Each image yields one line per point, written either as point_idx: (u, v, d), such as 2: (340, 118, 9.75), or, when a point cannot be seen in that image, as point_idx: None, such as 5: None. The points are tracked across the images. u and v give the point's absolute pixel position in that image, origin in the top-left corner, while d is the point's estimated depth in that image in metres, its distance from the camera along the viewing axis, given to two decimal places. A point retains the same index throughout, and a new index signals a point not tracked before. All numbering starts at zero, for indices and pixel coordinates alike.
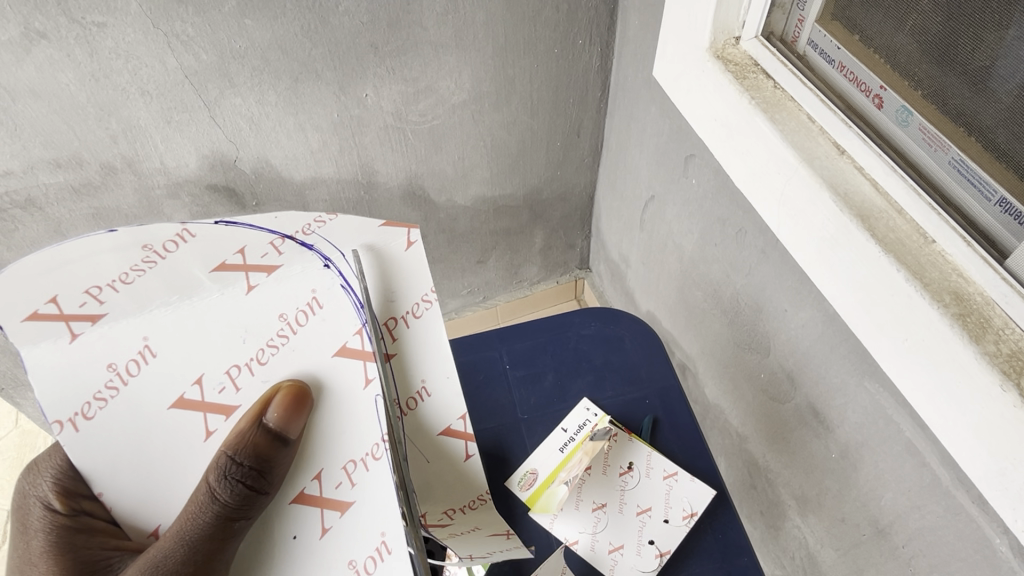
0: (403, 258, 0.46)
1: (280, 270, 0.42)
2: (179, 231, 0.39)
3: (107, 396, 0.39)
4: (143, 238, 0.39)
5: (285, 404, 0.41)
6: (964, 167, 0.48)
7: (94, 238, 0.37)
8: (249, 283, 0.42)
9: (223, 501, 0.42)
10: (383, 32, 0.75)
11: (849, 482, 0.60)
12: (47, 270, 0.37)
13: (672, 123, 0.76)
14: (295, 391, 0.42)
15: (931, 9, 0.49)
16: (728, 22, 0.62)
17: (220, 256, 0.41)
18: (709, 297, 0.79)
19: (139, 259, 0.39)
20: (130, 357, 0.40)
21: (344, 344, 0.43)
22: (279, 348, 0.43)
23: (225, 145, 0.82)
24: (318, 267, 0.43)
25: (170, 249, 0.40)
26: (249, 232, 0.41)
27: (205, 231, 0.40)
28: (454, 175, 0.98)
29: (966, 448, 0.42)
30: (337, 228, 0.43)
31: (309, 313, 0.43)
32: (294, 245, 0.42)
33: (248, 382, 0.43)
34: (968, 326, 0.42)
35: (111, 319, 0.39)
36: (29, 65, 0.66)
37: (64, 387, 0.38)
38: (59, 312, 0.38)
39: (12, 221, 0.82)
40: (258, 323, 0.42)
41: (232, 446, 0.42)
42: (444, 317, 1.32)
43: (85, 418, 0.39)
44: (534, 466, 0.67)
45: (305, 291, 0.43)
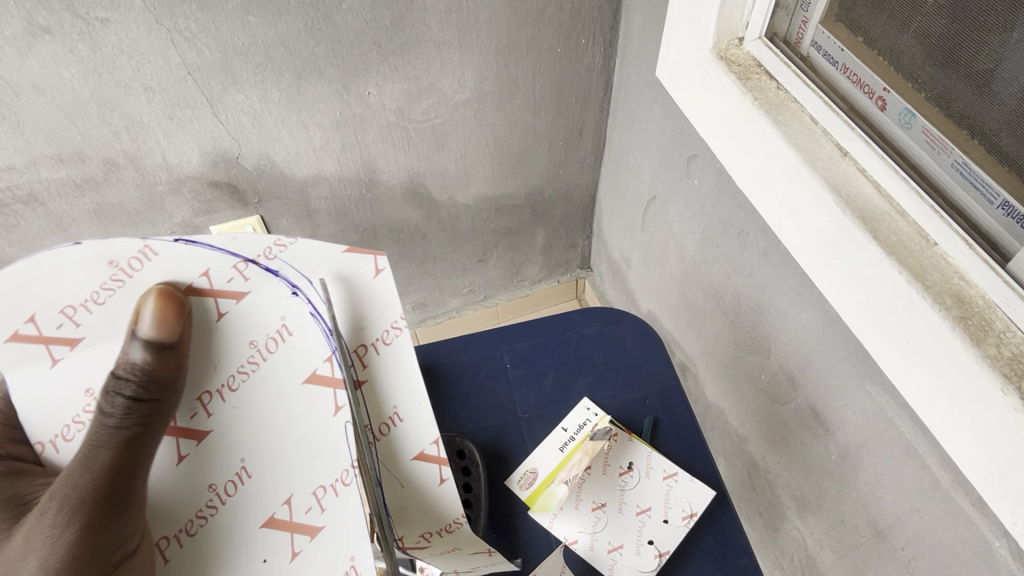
0: (370, 286, 0.42)
1: (248, 296, 0.40)
2: (141, 248, 0.36)
3: (85, 419, 0.39)
4: (108, 252, 0.36)
5: (161, 309, 0.38)
6: (967, 170, 0.48)
7: (60, 251, 0.34)
8: (218, 310, 0.40)
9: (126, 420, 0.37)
10: (386, 30, 0.75)
11: (849, 484, 0.60)
12: (20, 286, 0.35)
13: (674, 124, 0.76)
14: (171, 296, 0.38)
15: (935, 11, 0.49)
16: (732, 22, 0.62)
17: (182, 276, 0.39)
18: (710, 298, 0.79)
19: (108, 276, 0.36)
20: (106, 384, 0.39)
21: (314, 371, 0.41)
22: (249, 375, 0.41)
23: (228, 141, 0.82)
24: (286, 294, 0.40)
25: (135, 266, 0.37)
26: (208, 251, 0.38)
27: (167, 249, 0.37)
28: (456, 173, 0.98)
29: (966, 451, 0.42)
30: (308, 253, 0.40)
31: (278, 340, 0.41)
32: (259, 270, 0.39)
33: (218, 409, 0.40)
34: (970, 329, 0.42)
35: (88, 344, 0.38)
36: (33, 60, 0.66)
37: (47, 408, 0.38)
38: (36, 332, 0.36)
39: (14, 216, 0.82)
40: (225, 350, 0.40)
41: (115, 370, 0.38)
42: (445, 316, 1.32)
43: (64, 439, 0.40)
44: (534, 465, 0.67)
45: (274, 318, 0.41)
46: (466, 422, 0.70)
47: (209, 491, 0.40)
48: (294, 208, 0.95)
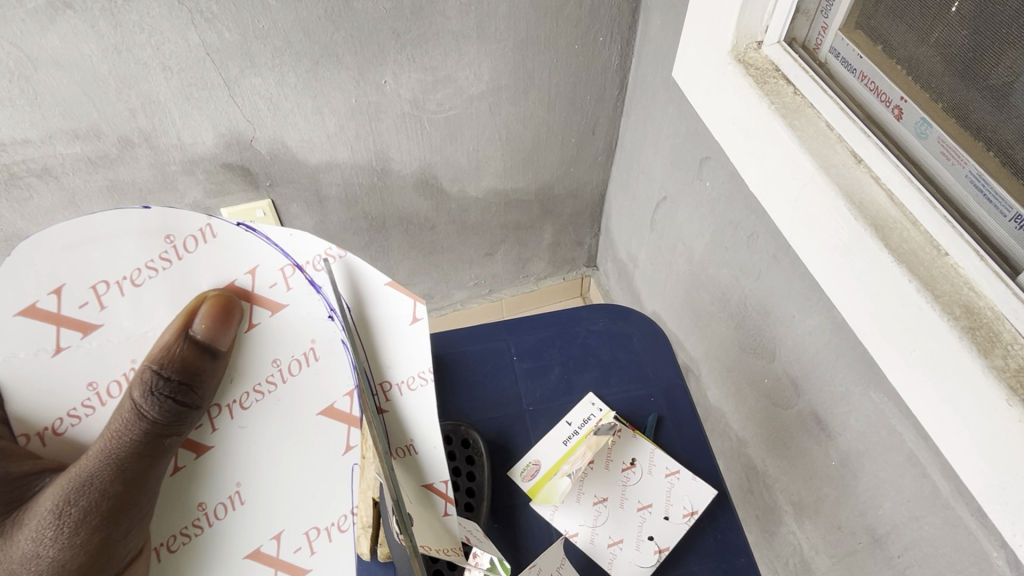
0: (405, 330, 0.38)
1: (285, 309, 0.36)
2: (202, 227, 0.34)
3: (82, 414, 0.35)
4: (167, 227, 0.34)
5: (215, 313, 0.35)
6: (981, 181, 0.48)
7: (125, 214, 0.33)
8: (250, 320, 0.36)
9: (155, 421, 0.35)
10: (405, 19, 0.76)
11: (848, 491, 0.60)
12: (69, 247, 0.32)
13: (689, 125, 0.76)
14: (225, 299, 0.35)
15: (957, 22, 0.49)
16: (751, 25, 0.62)
17: (230, 275, 0.36)
18: (717, 300, 0.80)
19: (158, 253, 0.34)
20: (113, 379, 0.35)
21: (331, 405, 0.37)
22: (264, 396, 0.36)
23: (243, 124, 0.82)
24: (323, 317, 0.36)
25: (190, 248, 0.35)
26: (264, 246, 0.35)
27: (226, 233, 0.35)
28: (468, 166, 0.99)
29: (967, 461, 0.43)
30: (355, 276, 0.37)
31: (302, 364, 0.36)
32: (304, 280, 0.36)
33: (225, 425, 0.36)
34: (978, 340, 0.42)
35: (103, 332, 0.34)
36: (53, 35, 0.66)
37: (43, 397, 0.34)
38: (55, 308, 0.32)
39: (27, 189, 0.82)
40: (247, 364, 0.36)
41: (158, 359, 0.35)
42: (449, 308, 1.32)
43: (54, 433, 0.35)
44: (537, 457, 0.67)
45: (304, 339, 0.36)
46: (471, 412, 0.70)
47: (197, 509, 0.37)
48: (305, 193, 0.95)
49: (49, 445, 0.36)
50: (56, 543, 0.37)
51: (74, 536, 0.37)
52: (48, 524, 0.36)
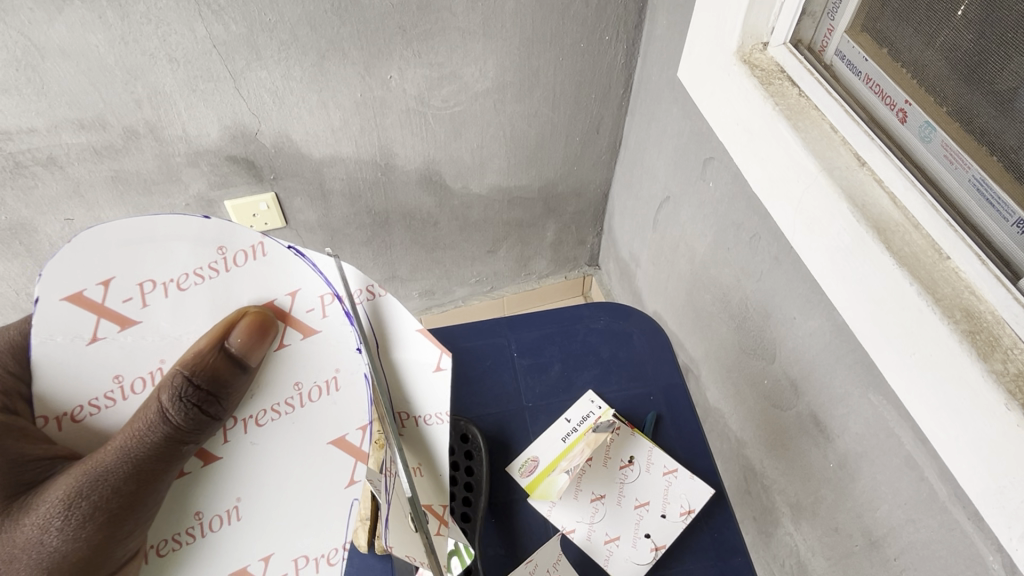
0: (429, 375, 0.39)
1: (317, 335, 0.36)
2: (254, 244, 0.34)
3: (102, 405, 0.35)
4: (222, 238, 0.34)
5: (252, 330, 0.34)
6: (984, 186, 0.48)
7: (187, 218, 0.33)
8: (281, 340, 0.36)
9: (176, 427, 0.35)
10: (412, 15, 0.76)
11: (846, 493, 0.60)
12: (125, 241, 0.33)
13: (693, 125, 0.76)
14: (263, 317, 0.35)
15: (963, 26, 0.49)
16: (757, 26, 0.62)
17: (272, 294, 0.36)
18: (718, 301, 0.80)
19: (207, 262, 0.34)
20: (139, 375, 0.35)
21: (343, 436, 0.36)
22: (280, 416, 0.36)
23: (248, 117, 0.83)
24: (352, 348, 0.36)
25: (239, 262, 0.35)
26: (310, 272, 0.35)
27: (277, 253, 0.35)
28: (471, 162, 0.99)
29: (966, 465, 0.43)
30: (389, 318, 0.38)
31: (323, 391, 0.36)
32: (340, 311, 0.35)
33: (236, 438, 0.36)
34: (977, 344, 0.42)
35: (140, 329, 0.34)
36: (61, 24, 0.66)
37: (69, 382, 0.34)
38: (99, 299, 0.33)
39: (32, 178, 0.83)
40: (270, 383, 0.36)
41: (189, 364, 0.35)
42: (451, 304, 1.32)
43: (72, 419, 0.35)
44: (535, 454, 0.67)
45: (328, 367, 0.36)
46: (471, 407, 0.70)
47: (192, 517, 0.36)
48: (308, 186, 0.96)
49: (64, 430, 0.36)
50: (61, 534, 0.39)
51: (78, 530, 0.39)
52: (56, 514, 0.38)
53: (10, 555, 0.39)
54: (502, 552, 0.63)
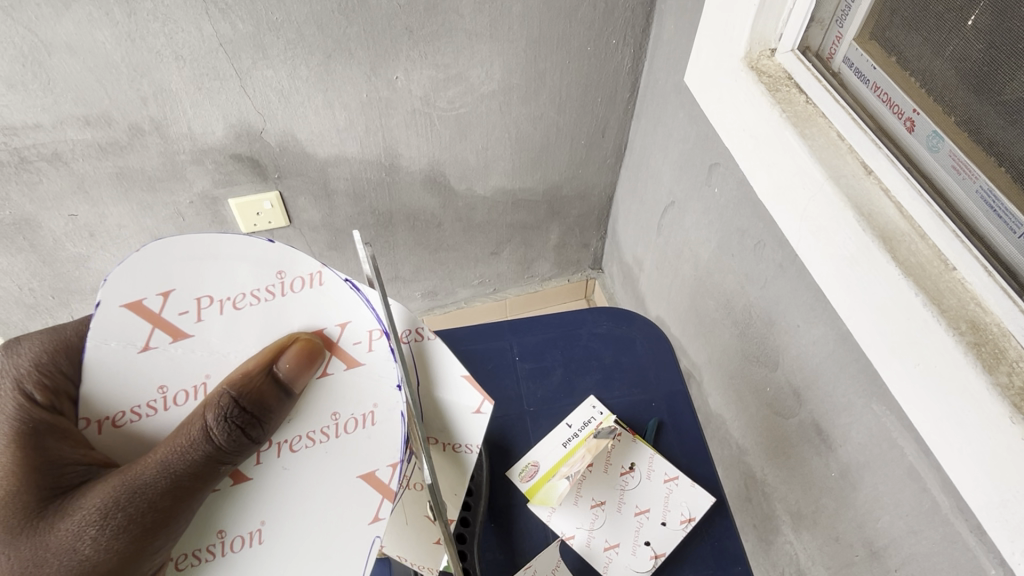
0: (466, 417, 0.45)
1: (360, 367, 0.40)
2: (313, 272, 0.40)
3: (143, 412, 0.39)
4: (282, 264, 0.40)
5: (300, 355, 0.39)
6: (992, 197, 0.48)
7: (253, 244, 0.39)
8: (325, 369, 0.40)
9: (217, 444, 0.38)
10: (418, 15, 0.76)
11: (847, 503, 0.60)
12: (191, 258, 0.39)
13: (699, 131, 0.76)
14: (313, 345, 0.40)
15: (972, 36, 0.49)
16: (765, 32, 0.62)
17: (322, 323, 0.41)
18: (721, 307, 0.79)
19: (266, 284, 0.40)
20: (183, 389, 0.39)
21: (372, 471, 0.39)
22: (314, 444, 0.39)
23: (253, 115, 0.83)
24: (391, 386, 0.39)
25: (295, 288, 0.40)
26: (362, 307, 0.40)
27: (332, 284, 0.40)
28: (476, 164, 0.99)
29: (969, 477, 0.42)
30: (437, 361, 0.44)
31: (359, 424, 0.39)
32: (384, 346, 0.40)
33: (269, 461, 0.40)
34: (982, 356, 0.42)
35: (192, 342, 0.39)
36: (68, 21, 0.67)
37: (117, 387, 0.38)
38: (157, 309, 0.38)
39: (36, 174, 0.83)
40: (311, 411, 0.40)
41: (237, 384, 0.39)
42: (453, 305, 1.32)
43: (112, 424, 0.39)
44: (535, 459, 0.66)
45: (367, 402, 0.40)
46: None
47: (215, 535, 0.39)
48: (312, 186, 0.95)
49: (103, 434, 0.39)
50: (93, 542, 0.40)
51: (110, 541, 0.40)
52: (89, 524, 0.40)
53: (41, 559, 0.40)
54: (502, 558, 0.62)
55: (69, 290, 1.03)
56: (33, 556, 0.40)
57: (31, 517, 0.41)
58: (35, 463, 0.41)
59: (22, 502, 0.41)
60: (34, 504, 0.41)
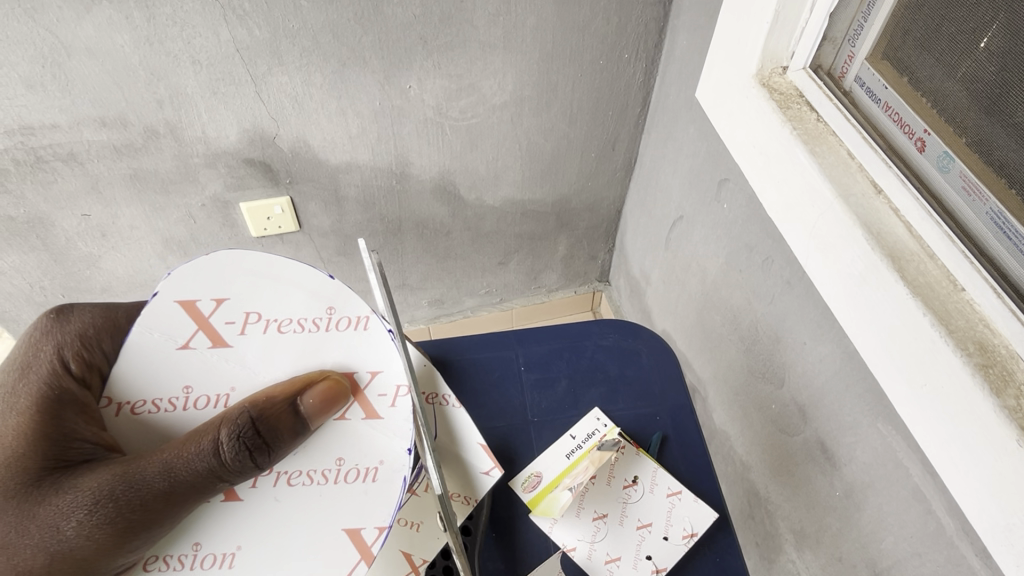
0: (476, 476, 0.56)
1: (377, 419, 0.44)
2: (362, 316, 0.45)
3: (162, 406, 0.44)
4: (335, 302, 0.45)
5: (326, 395, 0.43)
6: (1002, 219, 0.48)
7: (315, 276, 0.46)
8: (344, 413, 0.44)
9: (224, 460, 0.42)
10: (433, 26, 0.77)
11: (852, 522, 0.60)
12: (257, 277, 0.45)
13: (708, 146, 0.76)
14: (341, 389, 0.44)
15: (984, 58, 0.49)
16: (777, 50, 0.62)
17: (354, 367, 0.45)
18: (728, 322, 0.79)
19: (315, 316, 0.45)
20: (205, 394, 0.44)
21: (359, 528, 0.43)
22: (311, 483, 0.43)
23: (267, 121, 0.83)
24: (401, 448, 0.43)
25: (340, 326, 0.45)
26: (396, 360, 0.45)
27: (374, 330, 0.45)
28: (486, 174, 0.99)
29: (974, 500, 0.42)
30: (457, 422, 0.58)
31: (359, 477, 0.43)
32: (405, 404, 0.44)
33: (263, 487, 0.43)
34: (990, 378, 0.42)
35: (227, 351, 0.44)
36: (89, 24, 0.68)
37: (147, 378, 0.43)
38: (208, 314, 0.44)
39: (51, 173, 0.83)
40: (318, 451, 0.44)
41: (259, 408, 0.42)
42: (459, 314, 1.31)
43: (131, 410, 0.44)
44: (538, 469, 0.66)
45: (373, 458, 0.44)
46: (477, 420, 0.70)
47: (190, 546, 0.43)
48: (323, 192, 0.96)
49: (119, 417, 0.44)
50: (77, 526, 0.43)
51: (91, 529, 0.42)
52: (78, 507, 0.43)
53: (25, 527, 0.43)
54: (502, 568, 0.62)
55: (79, 288, 1.04)
56: (19, 522, 0.43)
57: (30, 484, 0.44)
58: (49, 432, 0.45)
59: (27, 466, 0.44)
60: (37, 471, 0.44)
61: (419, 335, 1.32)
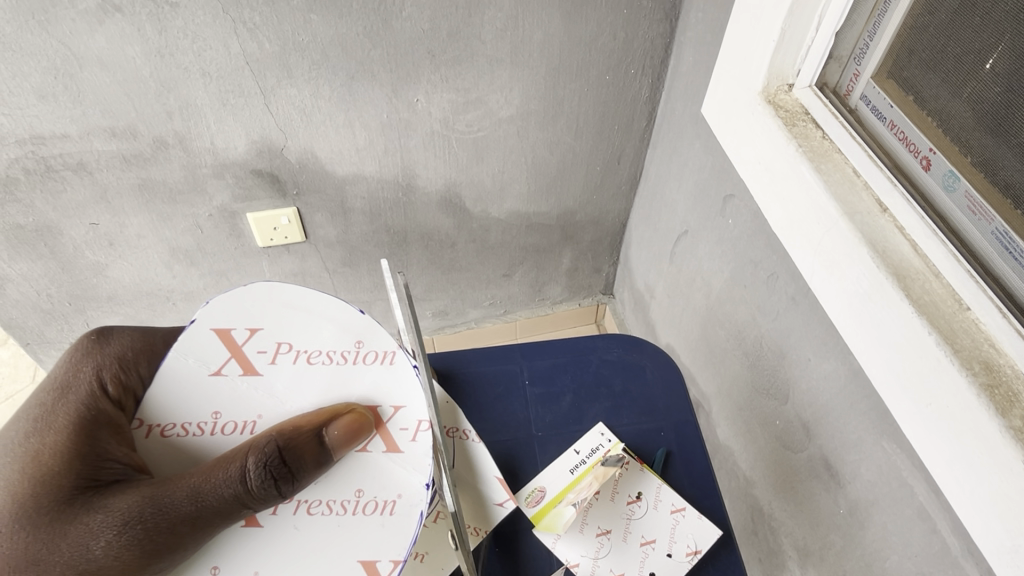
0: (492, 510, 0.56)
1: (397, 453, 0.44)
2: (388, 351, 0.46)
3: (190, 429, 0.44)
4: (365, 336, 0.46)
5: (349, 428, 0.43)
6: (1007, 239, 0.48)
7: (346, 310, 0.46)
8: (365, 445, 0.44)
9: (250, 486, 0.42)
10: (441, 41, 0.77)
11: (856, 541, 0.59)
12: (290, 307, 0.46)
13: (714, 162, 0.77)
14: (363, 422, 0.43)
15: (989, 80, 0.50)
16: (783, 67, 0.63)
17: (378, 401, 0.45)
18: (732, 338, 0.79)
19: (344, 348, 0.45)
20: (233, 420, 0.44)
21: (373, 561, 0.42)
22: (330, 513, 0.43)
23: (275, 133, 0.84)
24: (420, 482, 0.43)
25: (367, 360, 0.46)
26: (420, 398, 0.45)
27: (401, 366, 0.46)
28: (492, 187, 0.99)
29: (979, 520, 0.42)
30: (474, 457, 0.57)
31: (376, 509, 0.43)
32: (426, 440, 0.44)
33: (283, 515, 0.43)
34: (996, 398, 0.42)
35: (257, 380, 0.45)
36: (101, 36, 0.69)
37: (179, 401, 0.44)
38: (242, 342, 0.45)
39: (61, 182, 0.84)
40: (338, 482, 0.44)
41: (285, 436, 0.42)
42: (464, 325, 1.31)
43: (160, 433, 0.44)
44: (542, 484, 0.65)
45: (392, 490, 0.43)
46: (481, 433, 0.70)
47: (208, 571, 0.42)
48: (330, 203, 0.96)
49: (149, 438, 0.44)
50: (104, 547, 0.43)
51: (118, 550, 0.42)
52: (106, 528, 0.43)
53: (53, 546, 0.43)
54: None
55: (85, 297, 1.04)
56: (48, 540, 0.43)
57: (61, 502, 0.44)
58: (83, 451, 0.45)
59: (60, 484, 0.45)
60: (69, 490, 0.44)
61: (423, 346, 1.32)
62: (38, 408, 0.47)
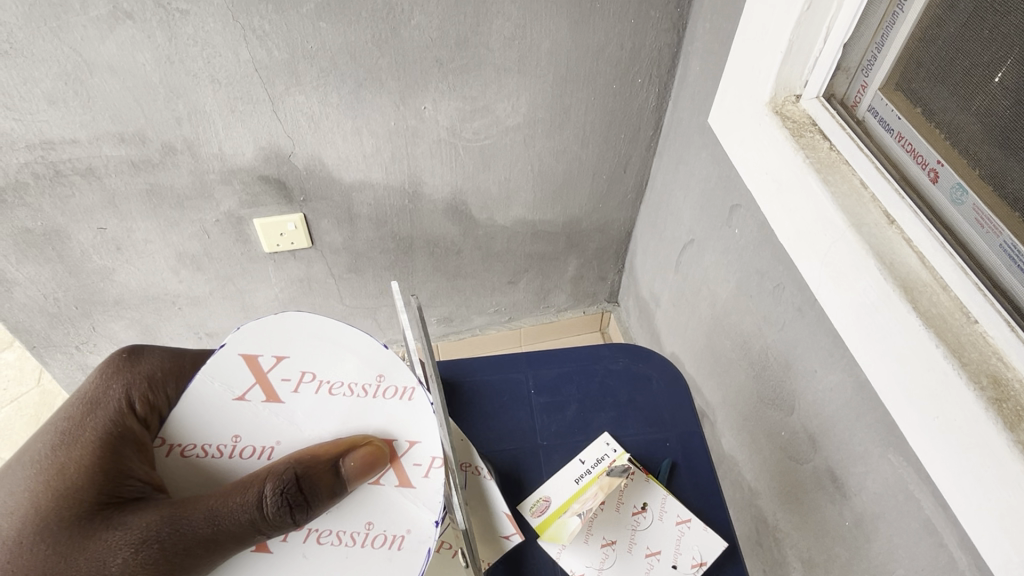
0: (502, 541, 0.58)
1: (410, 487, 0.44)
2: (407, 387, 0.45)
3: (209, 451, 0.44)
4: (387, 370, 0.46)
5: (366, 460, 0.43)
6: (1015, 252, 0.48)
7: (369, 343, 0.46)
8: (378, 478, 0.44)
9: (266, 513, 0.42)
10: (449, 49, 0.78)
11: (861, 554, 0.59)
12: (315, 336, 0.46)
13: (721, 172, 0.77)
14: (380, 454, 0.43)
15: (998, 92, 0.50)
16: (791, 79, 0.63)
17: (394, 434, 0.45)
18: (738, 348, 0.79)
19: (365, 380, 0.46)
20: (252, 445, 0.44)
21: None
22: (338, 544, 0.43)
23: (283, 139, 0.84)
24: (429, 518, 0.43)
25: (386, 394, 0.46)
26: (435, 435, 0.45)
27: (419, 402, 0.45)
28: (498, 194, 1.00)
29: (988, 535, 0.42)
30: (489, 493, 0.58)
31: (385, 543, 0.43)
32: (439, 477, 0.44)
33: (292, 542, 0.43)
34: (1005, 413, 0.41)
35: (278, 407, 0.45)
36: (112, 42, 0.69)
37: (202, 424, 0.44)
38: (267, 369, 0.45)
39: (69, 187, 0.84)
40: (348, 515, 0.44)
41: (303, 464, 0.42)
42: (469, 333, 1.31)
43: (180, 452, 0.44)
44: (547, 494, 0.66)
45: (402, 525, 0.43)
46: (487, 442, 0.70)
47: None
48: (336, 210, 0.97)
49: (169, 457, 0.44)
50: (119, 565, 0.43)
51: (133, 568, 0.43)
52: (122, 546, 0.43)
53: (69, 561, 0.43)
54: None
55: (91, 301, 1.04)
56: (65, 554, 0.43)
57: (80, 517, 0.44)
58: (106, 468, 0.45)
59: (79, 498, 0.45)
60: (89, 505, 0.45)
61: None
62: (66, 421, 0.48)
